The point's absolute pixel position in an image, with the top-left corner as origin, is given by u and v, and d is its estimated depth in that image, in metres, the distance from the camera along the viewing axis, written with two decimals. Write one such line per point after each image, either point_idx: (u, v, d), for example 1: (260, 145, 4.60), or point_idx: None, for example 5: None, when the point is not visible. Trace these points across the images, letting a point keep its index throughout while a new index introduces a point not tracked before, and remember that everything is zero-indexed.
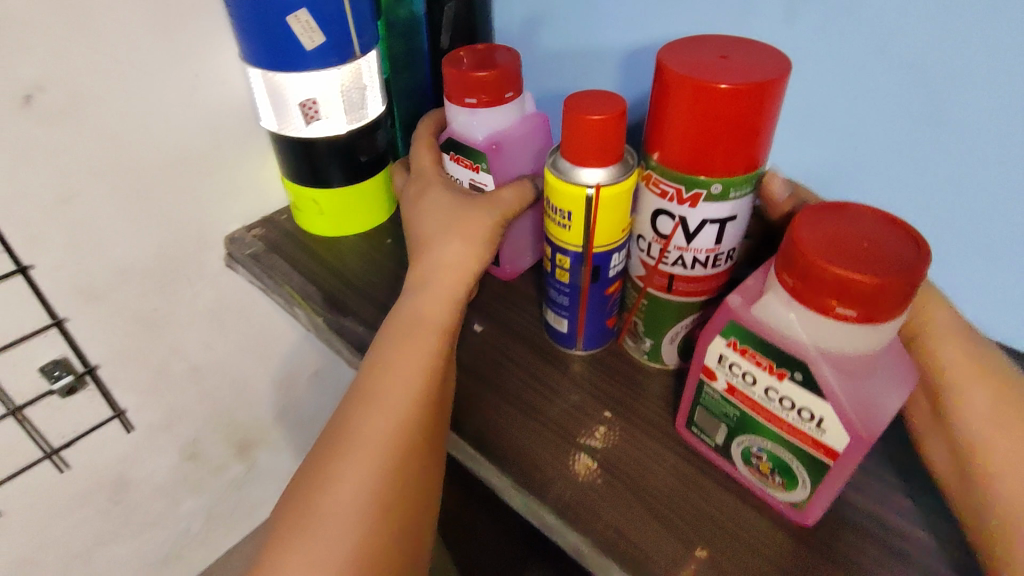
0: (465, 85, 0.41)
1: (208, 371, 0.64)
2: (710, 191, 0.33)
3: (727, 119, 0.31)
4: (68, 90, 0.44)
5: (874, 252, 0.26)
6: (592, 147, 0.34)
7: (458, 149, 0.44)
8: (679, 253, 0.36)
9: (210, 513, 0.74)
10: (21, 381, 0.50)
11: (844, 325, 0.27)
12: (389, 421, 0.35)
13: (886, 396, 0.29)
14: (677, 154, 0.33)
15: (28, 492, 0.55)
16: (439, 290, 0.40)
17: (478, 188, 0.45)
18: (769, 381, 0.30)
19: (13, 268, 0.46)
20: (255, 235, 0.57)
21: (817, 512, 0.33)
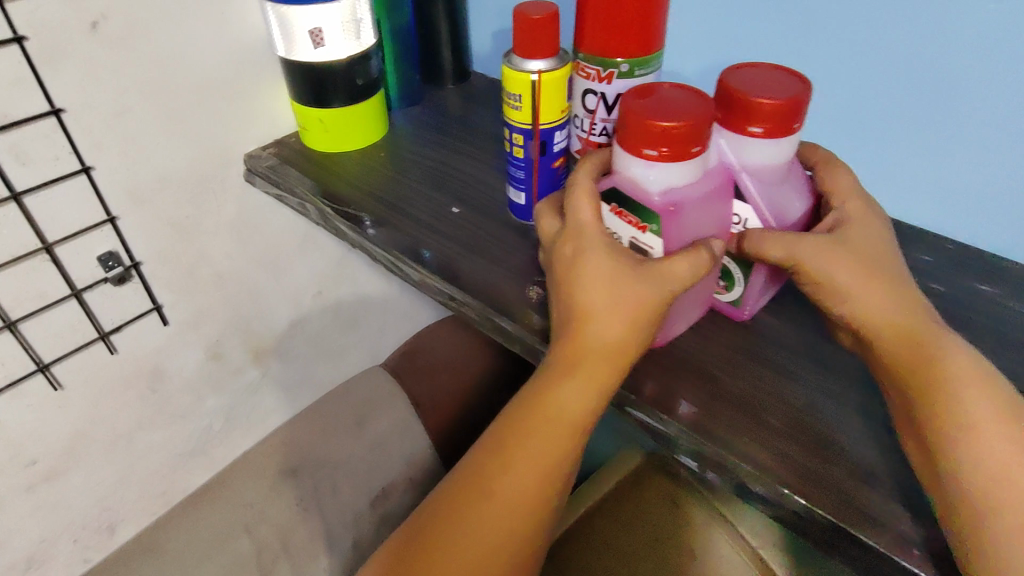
0: (644, 137, 0.40)
1: (229, 278, 0.75)
2: (620, 69, 0.46)
3: (627, 12, 0.44)
4: (124, 20, 0.55)
5: (778, 89, 0.41)
6: (536, 43, 0.46)
7: (625, 202, 0.42)
8: (603, 124, 0.49)
9: (231, 414, 0.85)
10: (82, 268, 0.61)
11: (757, 142, 0.42)
12: (519, 502, 0.41)
13: (789, 202, 0.45)
14: (595, 44, 0.46)
15: (84, 368, 0.66)
16: (589, 381, 0.41)
17: (644, 252, 0.43)
18: None
19: (78, 167, 0.57)
20: (270, 153, 0.69)
21: (752, 304, 0.47)
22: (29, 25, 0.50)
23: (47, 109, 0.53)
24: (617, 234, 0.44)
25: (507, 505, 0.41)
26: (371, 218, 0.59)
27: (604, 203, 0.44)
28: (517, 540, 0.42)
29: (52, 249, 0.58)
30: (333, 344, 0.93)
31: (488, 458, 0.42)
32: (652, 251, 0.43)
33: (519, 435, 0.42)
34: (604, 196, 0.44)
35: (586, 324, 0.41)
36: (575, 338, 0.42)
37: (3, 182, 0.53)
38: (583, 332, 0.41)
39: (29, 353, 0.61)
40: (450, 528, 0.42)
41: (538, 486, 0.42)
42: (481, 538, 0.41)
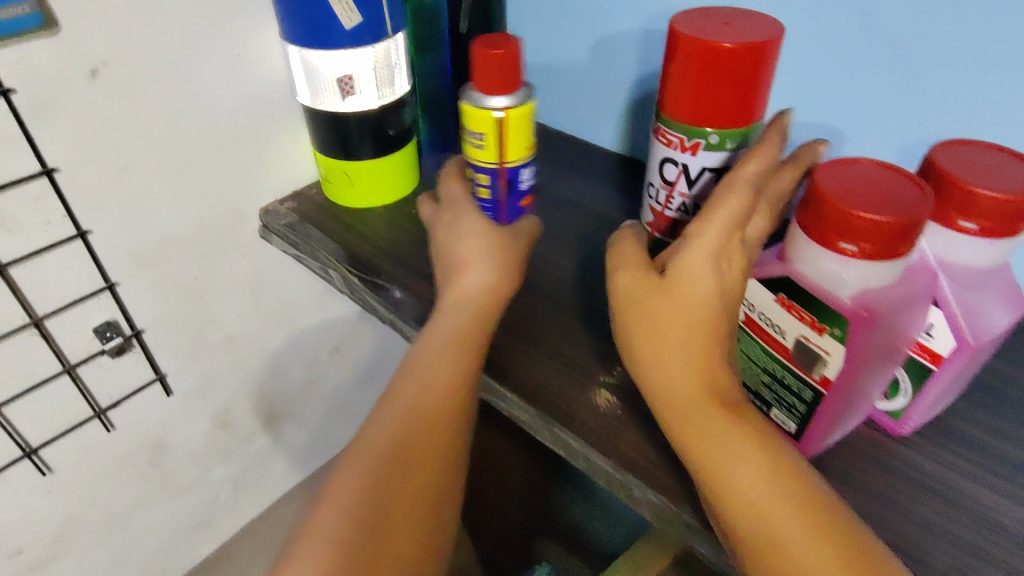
0: (839, 227, 0.30)
1: (240, 341, 0.68)
2: (709, 141, 0.38)
3: (723, 75, 0.35)
4: (128, 66, 0.48)
5: (999, 176, 0.31)
6: (496, 80, 0.45)
7: (802, 295, 0.32)
8: (682, 199, 0.42)
9: (238, 483, 0.78)
10: (76, 341, 0.54)
11: (967, 240, 0.32)
12: (438, 439, 0.39)
13: (995, 313, 0.34)
14: (681, 108, 0.38)
15: (77, 449, 0.59)
16: (470, 309, 0.43)
17: (817, 361, 0.33)
18: (808, 334, 0.33)
19: (74, 233, 0.50)
20: (288, 207, 0.61)
21: (917, 418, 0.38)
22: (16, 75, 0.43)
23: (38, 169, 0.46)
24: (781, 330, 0.35)
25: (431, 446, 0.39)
26: (403, 291, 0.52)
27: (768, 289, 0.34)
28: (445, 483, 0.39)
29: (42, 323, 0.51)
30: (348, 401, 0.85)
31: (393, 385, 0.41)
32: (829, 360, 0.33)
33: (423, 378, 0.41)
34: (768, 282, 0.34)
35: (461, 274, 0.44)
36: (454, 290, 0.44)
37: None
38: (458, 282, 0.44)
39: (15, 439, 0.54)
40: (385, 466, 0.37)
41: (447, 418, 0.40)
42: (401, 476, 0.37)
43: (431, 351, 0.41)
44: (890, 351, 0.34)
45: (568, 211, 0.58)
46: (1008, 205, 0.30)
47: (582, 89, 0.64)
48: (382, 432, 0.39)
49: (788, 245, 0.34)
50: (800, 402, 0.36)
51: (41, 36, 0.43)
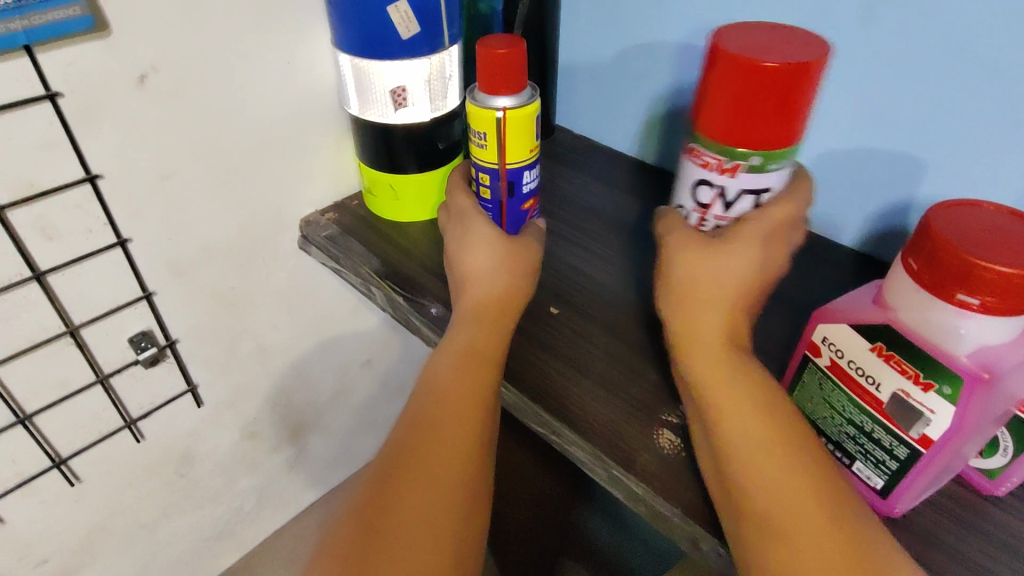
0: (963, 278, 0.28)
1: (273, 352, 0.66)
2: (750, 163, 0.37)
3: (764, 95, 0.34)
4: (176, 71, 0.46)
5: None
6: (501, 79, 0.43)
7: (906, 347, 0.30)
8: (716, 222, 0.40)
9: (262, 494, 0.76)
10: (110, 350, 0.52)
11: None
12: (460, 436, 0.38)
13: None
14: (717, 129, 0.36)
15: (106, 460, 0.58)
16: (484, 317, 0.43)
17: (918, 418, 0.31)
18: (908, 388, 0.31)
19: (113, 240, 0.48)
20: (329, 219, 0.60)
21: (1013, 480, 0.35)
22: (65, 79, 0.41)
23: (81, 175, 0.45)
24: (875, 382, 0.32)
25: (455, 449, 0.38)
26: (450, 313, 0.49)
27: (864, 337, 0.32)
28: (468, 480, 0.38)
29: (78, 332, 0.50)
30: (374, 414, 0.83)
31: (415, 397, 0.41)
32: (933, 418, 0.30)
33: (435, 381, 0.41)
34: (866, 329, 0.32)
35: (474, 279, 0.45)
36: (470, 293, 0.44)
37: (25, 261, 0.45)
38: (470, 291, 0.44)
39: (45, 448, 0.52)
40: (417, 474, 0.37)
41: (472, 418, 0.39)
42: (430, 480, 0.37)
43: (451, 355, 0.42)
44: (999, 415, 0.31)
45: (619, 233, 0.56)
46: None
47: (637, 106, 0.61)
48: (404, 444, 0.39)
49: (892, 290, 0.32)
50: (891, 459, 0.33)
51: (92, 39, 0.41)
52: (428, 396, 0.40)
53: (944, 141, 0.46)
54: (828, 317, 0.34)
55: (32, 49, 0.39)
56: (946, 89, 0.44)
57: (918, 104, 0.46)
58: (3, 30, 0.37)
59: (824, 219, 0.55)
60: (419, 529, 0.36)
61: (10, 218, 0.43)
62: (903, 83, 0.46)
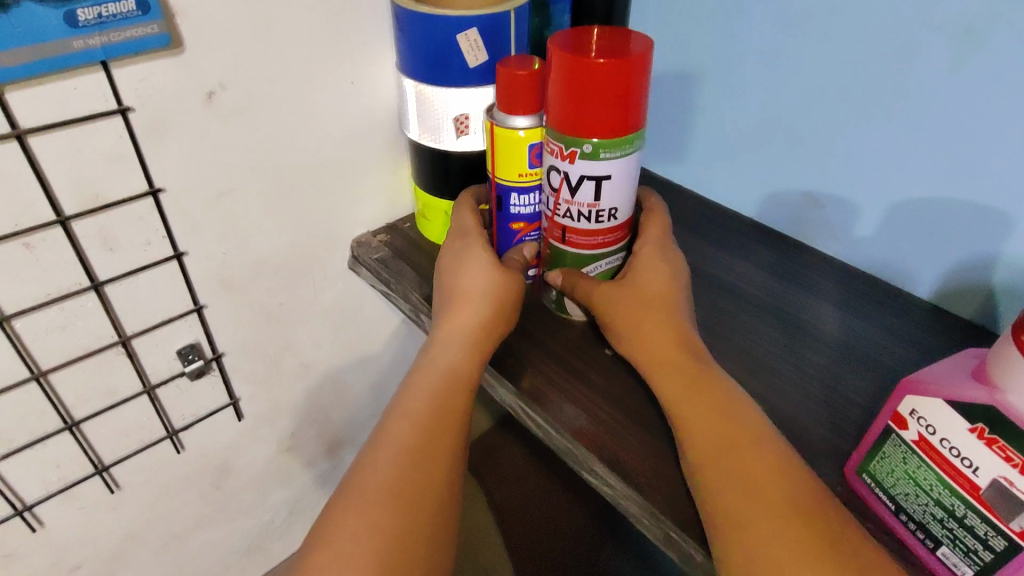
0: None
1: (315, 369, 0.65)
2: (584, 150, 0.39)
3: (593, 89, 0.37)
4: (245, 90, 0.46)
5: None
6: (510, 93, 0.42)
7: (1013, 433, 0.28)
8: (567, 206, 0.43)
9: (294, 509, 0.76)
10: (158, 361, 0.53)
11: None
12: (437, 459, 0.37)
13: None
14: (558, 119, 0.39)
15: (146, 469, 0.58)
16: (462, 337, 0.42)
17: (1021, 510, 0.28)
18: (1012, 477, 0.28)
19: (170, 253, 0.49)
20: (380, 240, 0.59)
21: None
22: (136, 94, 0.42)
23: (145, 188, 0.45)
24: (973, 466, 0.30)
25: (429, 471, 0.37)
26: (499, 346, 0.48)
27: (961, 417, 0.30)
28: (442, 501, 0.36)
29: (128, 342, 0.50)
30: None
31: (388, 421, 0.39)
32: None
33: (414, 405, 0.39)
34: (964, 408, 0.30)
35: (466, 306, 0.43)
36: (459, 312, 0.43)
37: (85, 270, 0.45)
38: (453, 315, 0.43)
39: (89, 455, 0.53)
40: (389, 500, 0.35)
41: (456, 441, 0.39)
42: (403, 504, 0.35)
43: (429, 380, 0.40)
44: None
45: None
46: None
47: None
48: (374, 468, 0.37)
49: (991, 368, 0.29)
50: (984, 549, 0.30)
51: (166, 56, 0.42)
52: (404, 420, 0.38)
53: None
54: (918, 388, 0.31)
55: (108, 64, 0.40)
56: None
57: (1015, 159, 0.43)
58: (83, 46, 0.38)
59: (897, 270, 0.52)
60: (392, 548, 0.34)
61: (73, 228, 0.43)
62: (1001, 137, 0.43)
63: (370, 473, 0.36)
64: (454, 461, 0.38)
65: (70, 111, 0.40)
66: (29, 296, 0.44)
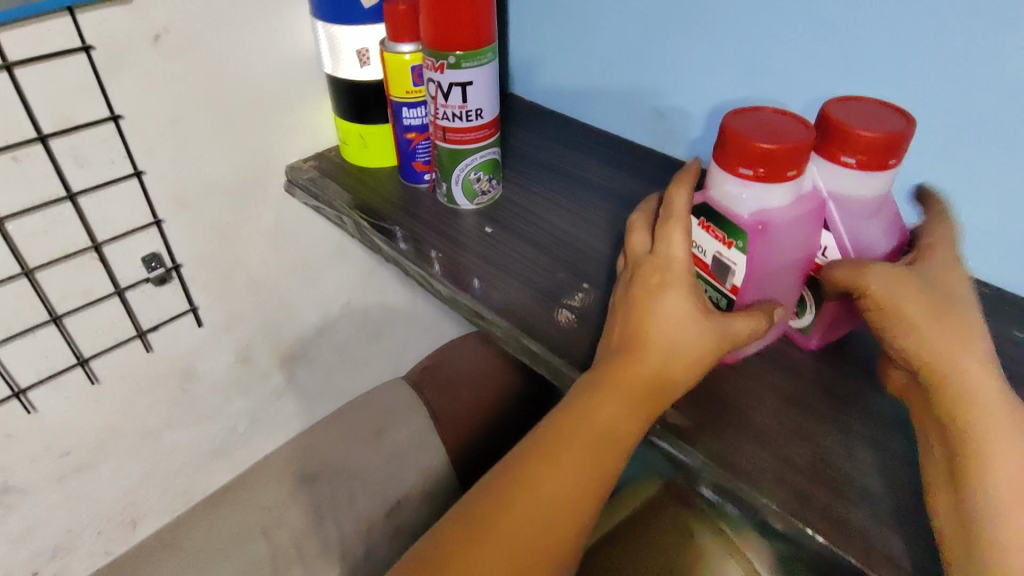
0: (742, 156, 0.40)
1: (264, 284, 0.77)
2: (449, 62, 0.52)
3: (452, 11, 0.50)
4: (186, 34, 0.57)
5: (878, 120, 0.41)
6: (397, 27, 0.56)
7: (716, 218, 0.44)
8: (444, 110, 0.55)
9: (255, 417, 0.87)
10: (126, 267, 0.64)
11: (851, 173, 0.42)
12: (595, 464, 0.40)
13: (877, 238, 0.44)
14: (429, 39, 0.52)
15: (120, 365, 0.69)
16: (656, 355, 0.42)
17: (728, 270, 0.45)
18: (722, 250, 0.45)
19: (131, 171, 0.60)
20: (310, 165, 0.71)
21: (819, 336, 0.48)
22: (97, 35, 0.53)
23: (107, 115, 0.56)
24: (704, 248, 0.46)
25: (587, 471, 0.40)
26: (406, 234, 0.60)
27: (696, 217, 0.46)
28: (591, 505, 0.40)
29: (100, 248, 0.61)
30: (355, 353, 0.94)
31: (559, 414, 0.42)
32: (735, 268, 0.45)
33: (560, 442, 0.41)
34: (696, 210, 0.46)
35: (645, 335, 0.42)
36: (634, 366, 0.42)
37: (62, 182, 0.56)
38: (647, 330, 0.42)
39: (71, 347, 0.64)
40: (535, 485, 0.39)
41: (591, 493, 0.40)
42: (553, 493, 0.39)
43: (609, 390, 0.41)
44: (786, 266, 0.45)
45: (554, 177, 0.68)
46: (877, 143, 0.40)
47: (571, 70, 0.72)
48: (548, 456, 0.40)
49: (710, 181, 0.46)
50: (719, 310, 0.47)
51: (119, 4, 0.53)
52: (581, 416, 0.41)
53: (800, 95, 0.57)
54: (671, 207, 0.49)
55: (74, 10, 0.51)
56: (802, 50, 0.55)
57: (782, 62, 0.56)
58: None
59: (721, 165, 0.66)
60: (533, 526, 0.38)
61: (51, 145, 0.54)
62: (769, 48, 0.56)
63: (544, 464, 0.40)
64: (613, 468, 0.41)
65: (44, 48, 0.51)
66: (17, 202, 0.54)
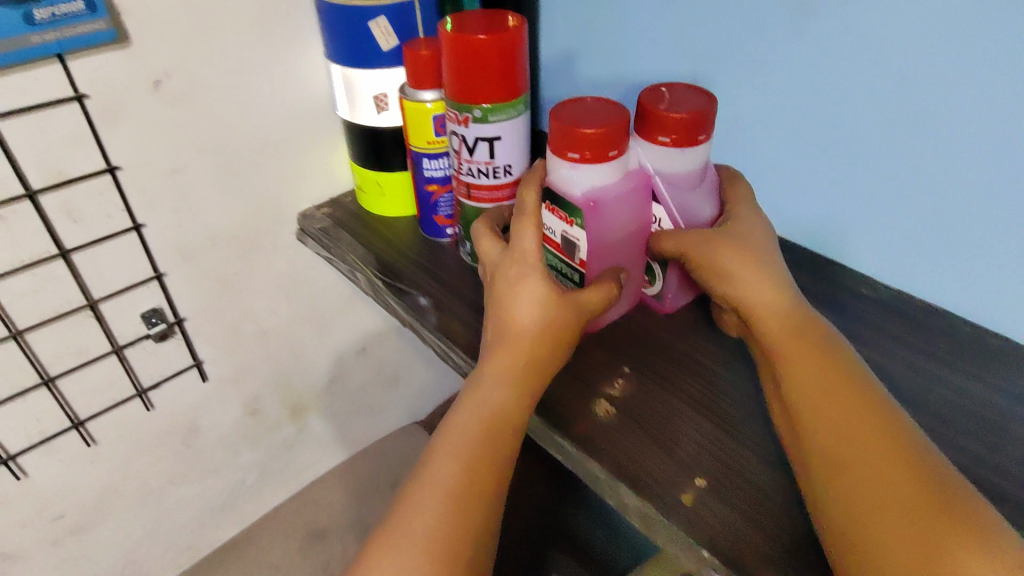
0: (569, 140, 0.42)
1: (273, 334, 0.72)
2: (474, 115, 0.47)
3: (478, 61, 0.44)
4: (188, 78, 0.53)
5: (686, 103, 0.44)
6: (419, 73, 0.50)
7: (555, 201, 0.45)
8: (468, 165, 0.50)
9: (264, 469, 0.82)
10: (125, 324, 0.59)
11: (671, 151, 0.45)
12: (482, 446, 0.38)
13: (703, 206, 0.47)
14: (452, 90, 0.47)
15: (119, 424, 0.64)
16: (521, 326, 0.42)
17: (574, 248, 0.46)
18: (566, 229, 0.46)
19: (129, 225, 0.55)
20: (324, 213, 0.66)
21: (671, 300, 0.51)
22: (89, 83, 0.48)
23: (102, 166, 0.52)
24: (551, 229, 0.47)
25: (472, 457, 0.38)
26: (425, 297, 0.55)
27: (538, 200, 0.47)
28: (490, 491, 0.37)
29: (96, 306, 0.56)
30: (371, 399, 0.89)
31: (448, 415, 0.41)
32: (580, 244, 0.46)
33: (445, 437, 0.39)
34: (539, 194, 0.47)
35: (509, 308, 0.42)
36: (509, 354, 0.41)
37: (53, 239, 0.52)
38: (506, 304, 0.42)
39: (65, 409, 0.59)
40: (426, 486, 0.37)
41: (486, 478, 0.37)
42: (445, 486, 0.37)
43: (484, 373, 0.41)
44: (622, 237, 0.47)
45: None
46: (684, 122, 0.43)
47: None
48: (436, 454, 0.39)
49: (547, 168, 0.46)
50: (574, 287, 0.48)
51: (113, 49, 0.48)
52: (461, 407, 0.40)
53: None
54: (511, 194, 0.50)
55: (64, 57, 0.46)
56: None
57: None
58: (39, 41, 0.44)
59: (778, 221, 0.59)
60: (430, 525, 0.35)
61: (40, 202, 0.50)
62: None
63: (430, 463, 0.38)
64: (506, 450, 0.39)
65: (32, 99, 0.46)
66: (5, 262, 0.50)
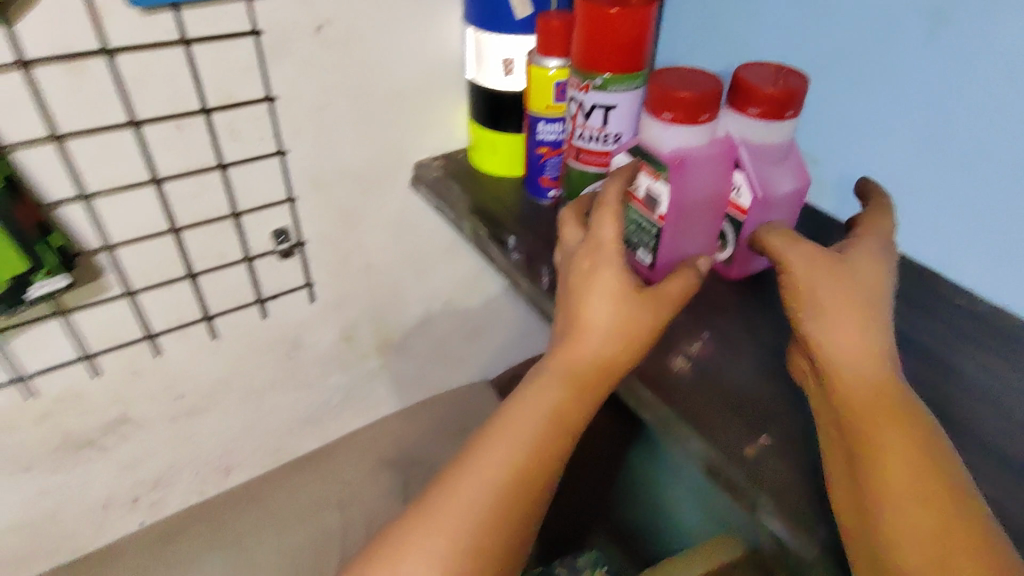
0: (665, 101, 0.46)
1: (377, 271, 0.79)
2: (595, 83, 0.51)
3: (606, 33, 0.48)
4: (344, 27, 0.60)
5: (780, 80, 0.47)
6: (549, 41, 0.55)
7: (645, 156, 0.48)
8: (581, 130, 0.53)
9: (348, 394, 0.90)
10: (258, 237, 0.68)
11: (759, 123, 0.47)
12: (537, 433, 0.42)
13: (783, 181, 0.50)
14: (578, 58, 0.51)
15: (239, 326, 0.73)
16: (594, 324, 0.43)
17: (656, 202, 0.48)
18: (652, 185, 0.48)
19: (276, 150, 0.63)
20: (438, 164, 0.72)
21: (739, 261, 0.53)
22: (266, 22, 0.56)
23: (263, 95, 0.60)
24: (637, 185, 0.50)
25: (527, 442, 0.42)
26: (520, 248, 0.59)
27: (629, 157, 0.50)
28: (536, 477, 0.42)
29: (239, 217, 0.65)
30: (451, 349, 0.95)
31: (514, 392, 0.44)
32: (662, 198, 0.48)
33: (506, 416, 0.43)
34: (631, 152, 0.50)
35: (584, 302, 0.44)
36: (576, 350, 0.43)
37: (215, 152, 0.60)
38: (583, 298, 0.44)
39: (200, 303, 0.69)
40: (481, 456, 0.42)
41: (536, 465, 0.42)
42: (495, 465, 0.41)
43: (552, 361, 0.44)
44: (702, 199, 0.49)
45: None
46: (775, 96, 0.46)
47: None
48: (496, 429, 0.43)
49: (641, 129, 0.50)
50: (652, 242, 0.50)
51: None
52: (526, 391, 0.44)
53: (988, 162, 0.49)
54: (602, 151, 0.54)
55: None
56: (995, 110, 0.48)
57: (969, 122, 0.49)
58: None
59: None
60: (479, 497, 0.40)
61: (211, 118, 0.58)
62: (958, 103, 0.49)
63: (489, 436, 0.42)
64: (557, 442, 0.42)
65: (219, 29, 0.55)
66: (177, 166, 0.59)
